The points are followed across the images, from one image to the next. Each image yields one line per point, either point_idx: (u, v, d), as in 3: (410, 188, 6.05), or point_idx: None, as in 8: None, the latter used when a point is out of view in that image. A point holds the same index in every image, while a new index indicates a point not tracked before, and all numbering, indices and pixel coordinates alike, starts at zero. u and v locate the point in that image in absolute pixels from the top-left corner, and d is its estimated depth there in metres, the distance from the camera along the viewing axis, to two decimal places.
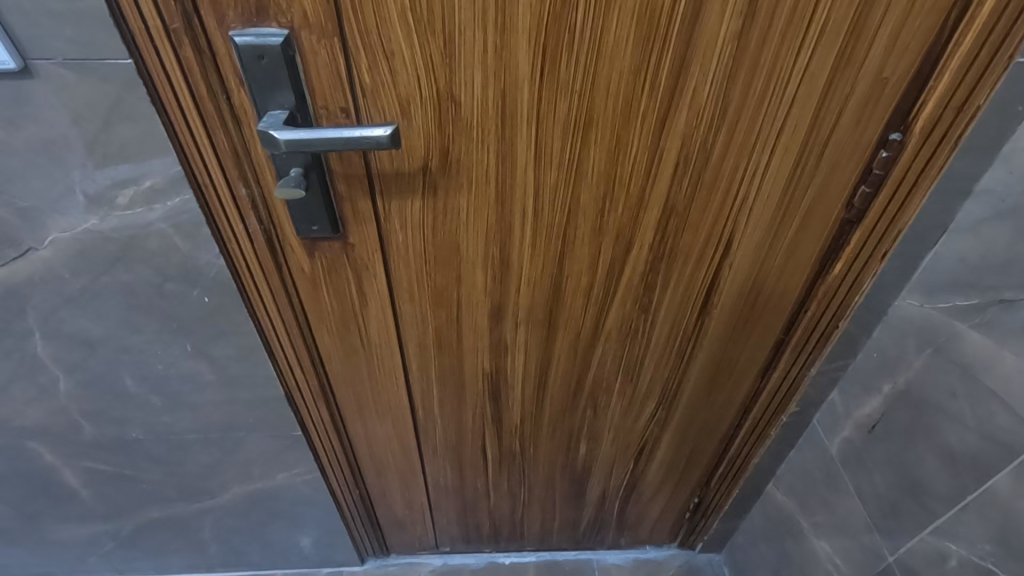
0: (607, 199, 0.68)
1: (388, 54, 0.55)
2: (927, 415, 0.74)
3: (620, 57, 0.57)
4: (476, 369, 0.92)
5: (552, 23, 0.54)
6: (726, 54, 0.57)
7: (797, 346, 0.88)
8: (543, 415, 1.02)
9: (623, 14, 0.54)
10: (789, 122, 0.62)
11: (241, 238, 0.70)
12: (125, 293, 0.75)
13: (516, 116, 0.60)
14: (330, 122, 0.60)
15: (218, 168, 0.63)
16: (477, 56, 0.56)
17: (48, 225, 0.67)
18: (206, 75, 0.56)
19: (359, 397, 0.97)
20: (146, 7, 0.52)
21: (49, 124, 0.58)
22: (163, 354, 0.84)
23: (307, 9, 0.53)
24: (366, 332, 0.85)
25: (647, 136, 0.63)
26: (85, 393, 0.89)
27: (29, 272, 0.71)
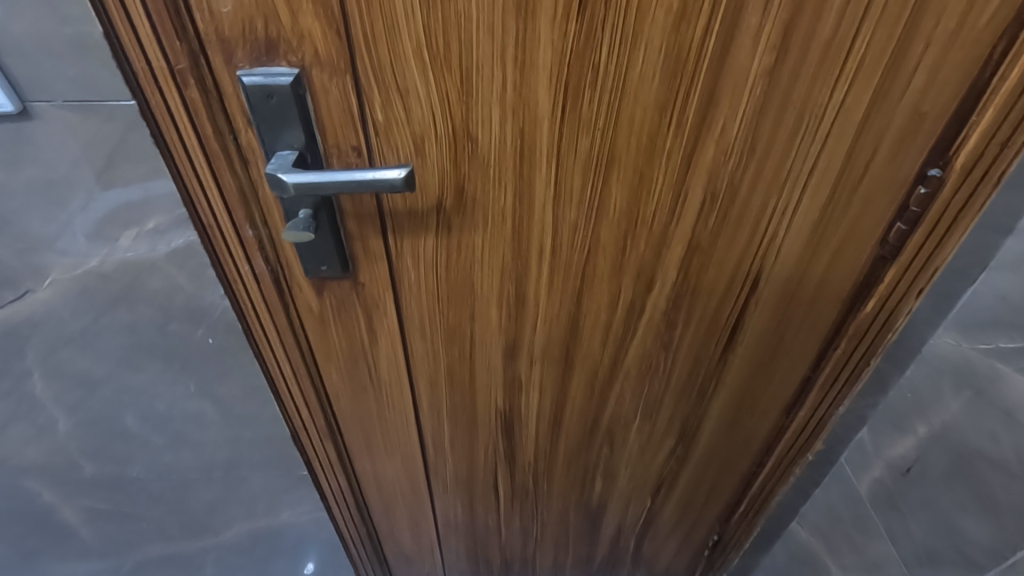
0: (628, 237, 0.66)
1: (402, 92, 0.53)
2: (970, 461, 0.70)
3: (645, 93, 0.54)
4: (489, 407, 0.89)
5: (574, 60, 0.51)
6: (757, 89, 0.54)
7: (825, 385, 0.86)
8: (557, 452, 0.98)
9: (650, 50, 0.51)
10: (821, 159, 0.60)
11: (247, 279, 0.67)
12: (127, 333, 0.72)
13: (535, 155, 0.58)
14: (340, 162, 0.57)
15: (223, 209, 0.60)
16: (495, 93, 0.53)
17: (46, 265, 0.64)
18: (212, 115, 0.53)
19: (367, 434, 0.94)
20: (149, 46, 0.49)
21: (50, 165, 0.56)
22: (165, 392, 0.81)
23: (318, 45, 0.50)
24: (376, 370, 0.82)
25: (672, 173, 0.60)
26: (84, 433, 0.86)
27: (28, 312, 0.69)
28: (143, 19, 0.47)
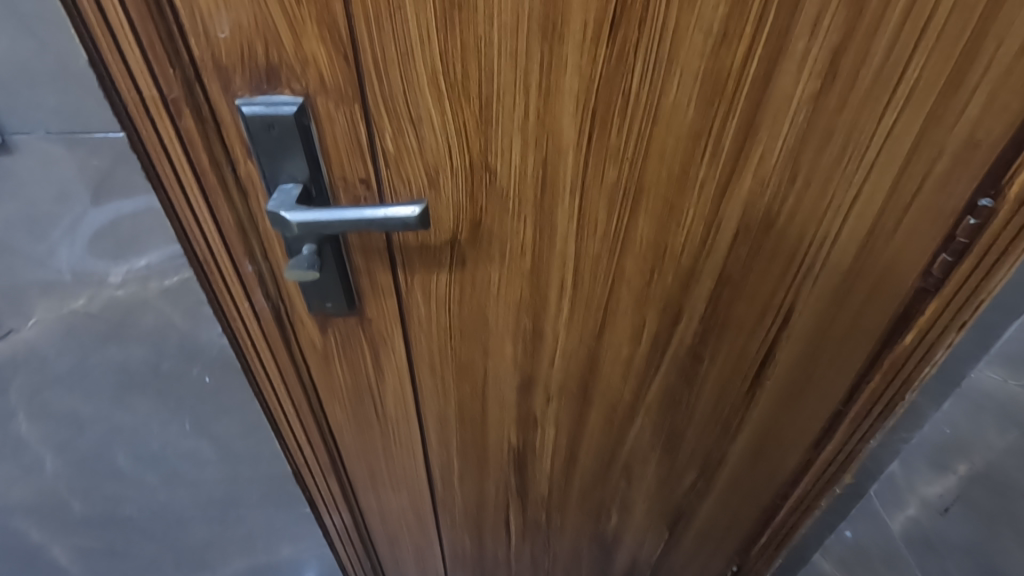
0: (655, 271, 0.61)
1: (415, 121, 0.48)
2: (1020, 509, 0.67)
3: (678, 121, 0.49)
4: (501, 443, 0.84)
5: (604, 87, 0.47)
6: (799, 115, 0.49)
7: (856, 419, 0.80)
8: (572, 486, 0.93)
9: (686, 75, 0.47)
10: (867, 190, 0.55)
11: (247, 316, 0.62)
12: (117, 373, 0.68)
13: (558, 187, 0.53)
14: (347, 195, 0.53)
15: (222, 246, 0.55)
16: (516, 121, 0.49)
17: (29, 305, 0.60)
18: (209, 146, 0.49)
19: (371, 467, 0.88)
20: (140, 77, 0.44)
21: (32, 202, 0.52)
22: (159, 432, 0.76)
23: (323, 71, 0.45)
24: (382, 407, 0.77)
25: (705, 204, 0.56)
26: (74, 473, 0.82)
27: (10, 353, 0.64)
28: (133, 47, 0.43)
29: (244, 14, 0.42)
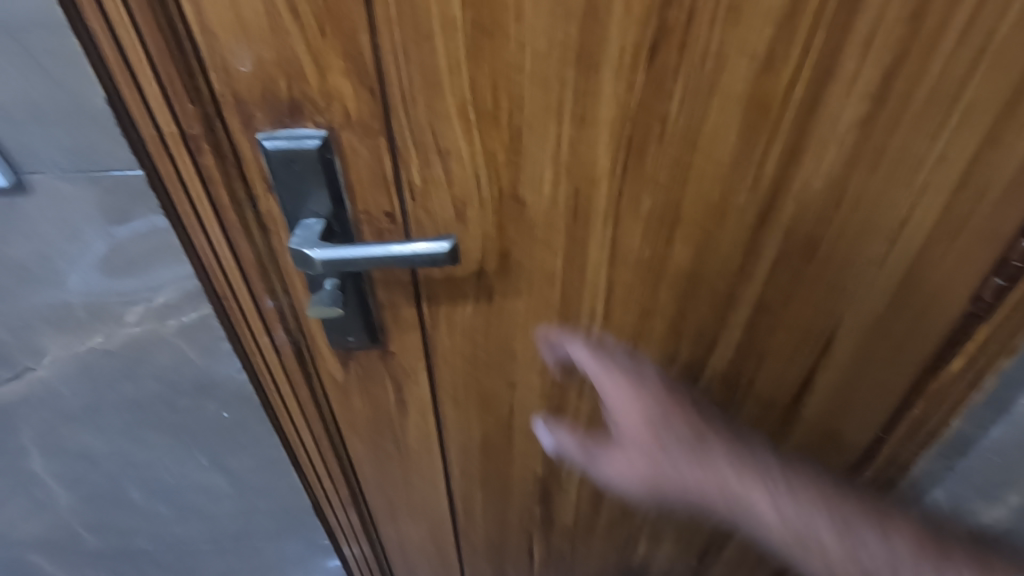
0: (690, 299, 0.59)
1: (442, 153, 0.46)
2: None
3: (720, 148, 0.47)
4: (525, 474, 0.81)
5: (641, 114, 0.45)
6: (847, 139, 0.47)
7: (895, 449, 0.75)
8: (598, 516, 0.90)
9: (730, 100, 0.44)
10: (918, 215, 0.53)
11: (266, 350, 0.60)
12: (132, 409, 0.66)
13: (590, 215, 0.51)
14: (370, 228, 0.51)
15: (241, 282, 0.53)
16: (548, 151, 0.47)
17: (44, 343, 0.59)
18: (228, 182, 0.47)
19: (391, 500, 0.85)
20: (158, 112, 0.42)
21: (47, 242, 0.51)
22: (174, 467, 0.75)
23: (348, 105, 0.43)
24: (404, 440, 0.74)
25: (745, 232, 0.53)
26: (87, 508, 0.80)
27: (25, 390, 0.63)
28: (151, 81, 0.41)
29: (265, 47, 0.41)
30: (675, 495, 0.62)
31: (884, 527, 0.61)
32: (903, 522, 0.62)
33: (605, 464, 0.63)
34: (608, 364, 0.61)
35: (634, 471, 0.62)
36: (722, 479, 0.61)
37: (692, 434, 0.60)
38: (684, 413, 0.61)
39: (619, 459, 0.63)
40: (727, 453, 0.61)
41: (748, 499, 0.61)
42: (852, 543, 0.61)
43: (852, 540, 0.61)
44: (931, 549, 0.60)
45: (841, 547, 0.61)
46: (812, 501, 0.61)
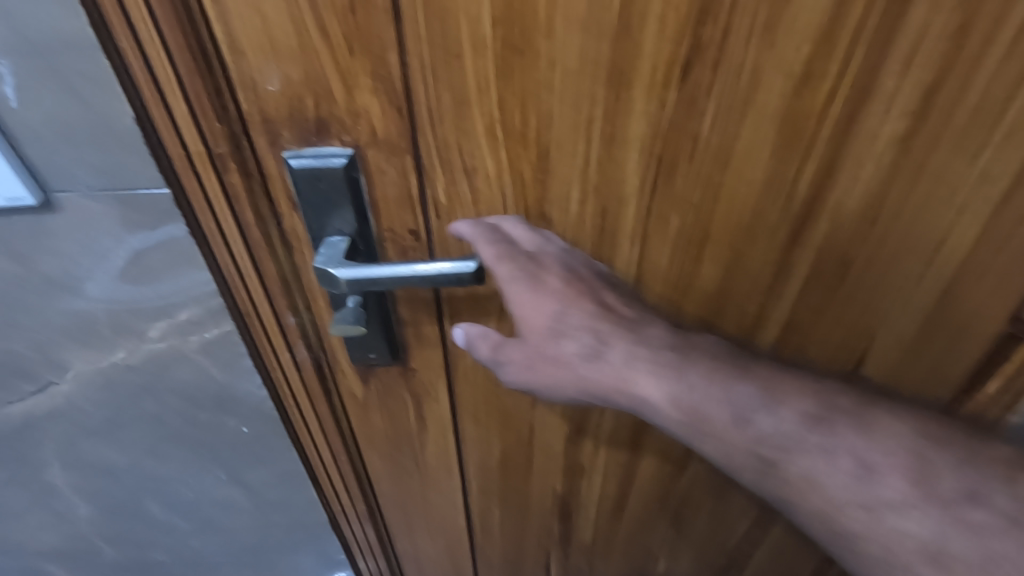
0: (717, 317, 0.57)
1: (468, 171, 0.46)
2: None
3: (752, 166, 0.46)
4: (545, 491, 0.80)
5: (672, 132, 0.44)
6: (885, 158, 0.45)
7: None
8: (617, 536, 0.88)
9: (763, 118, 0.43)
10: (958, 236, 0.49)
11: (287, 367, 0.59)
12: (153, 424, 0.66)
13: (618, 232, 0.50)
14: (395, 245, 0.50)
15: (264, 299, 0.53)
16: (576, 169, 0.46)
17: (67, 359, 0.59)
18: (254, 201, 0.47)
19: (409, 516, 0.84)
20: (186, 131, 0.42)
21: (73, 261, 0.51)
22: (193, 481, 0.75)
23: (375, 124, 0.43)
24: (422, 456, 0.73)
25: (775, 250, 0.51)
26: (106, 520, 0.79)
27: (48, 405, 0.64)
28: (180, 101, 0.41)
29: (294, 68, 0.40)
30: (564, 395, 0.51)
31: (774, 402, 0.46)
32: (797, 388, 0.47)
33: (509, 365, 0.52)
34: (513, 272, 0.47)
35: (519, 356, 0.51)
36: (621, 375, 0.48)
37: (591, 326, 0.48)
38: (580, 291, 0.49)
39: (509, 353, 0.51)
40: (633, 345, 0.48)
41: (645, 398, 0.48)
42: (752, 426, 0.46)
43: (752, 430, 0.46)
44: (841, 428, 0.45)
45: (735, 436, 0.46)
46: (718, 365, 0.47)
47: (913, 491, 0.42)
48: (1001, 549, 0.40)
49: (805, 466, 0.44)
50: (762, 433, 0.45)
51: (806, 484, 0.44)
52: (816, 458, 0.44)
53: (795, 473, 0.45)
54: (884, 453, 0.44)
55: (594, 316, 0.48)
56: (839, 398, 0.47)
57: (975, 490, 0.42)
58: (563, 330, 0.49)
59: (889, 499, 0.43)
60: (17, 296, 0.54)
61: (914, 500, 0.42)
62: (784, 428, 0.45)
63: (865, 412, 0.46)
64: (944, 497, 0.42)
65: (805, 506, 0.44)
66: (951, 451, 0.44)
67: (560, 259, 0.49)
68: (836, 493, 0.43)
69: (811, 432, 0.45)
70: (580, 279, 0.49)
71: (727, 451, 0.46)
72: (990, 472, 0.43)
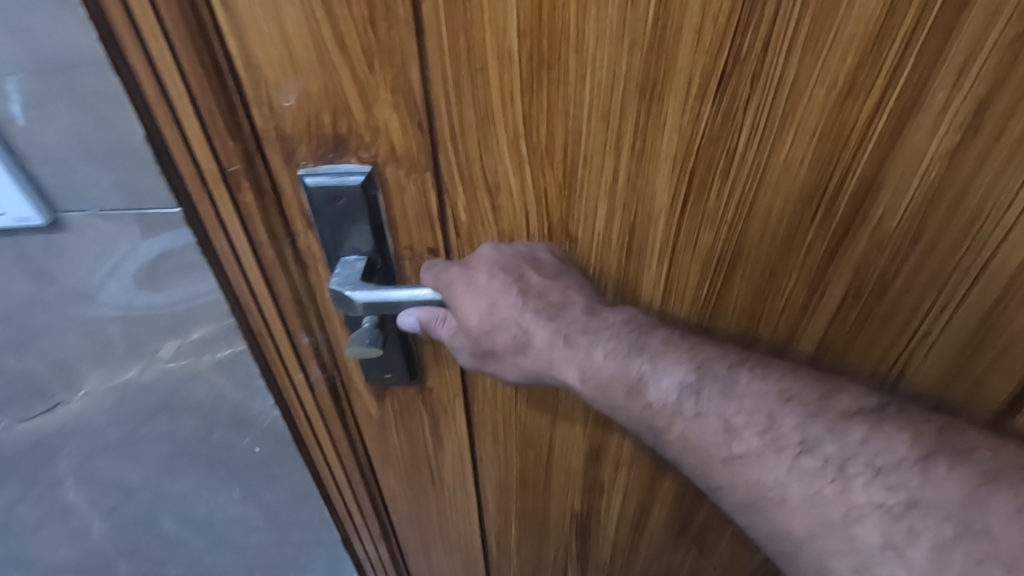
0: (748, 337, 0.54)
1: (491, 189, 0.44)
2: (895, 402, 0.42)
3: (788, 181, 0.43)
4: (564, 509, 0.77)
5: (705, 147, 0.42)
6: (932, 173, 0.42)
7: None
8: (636, 558, 0.84)
9: (802, 131, 0.41)
10: (998, 255, 0.45)
11: (300, 387, 0.58)
12: (165, 441, 0.71)
13: (645, 250, 0.48)
14: (413, 263, 0.49)
15: (278, 319, 0.51)
16: (604, 186, 0.44)
17: (82, 377, 0.65)
18: (268, 220, 0.45)
19: (424, 533, 0.82)
20: (199, 150, 0.41)
21: (123, 294, 0.60)
22: (206, 498, 0.78)
23: (395, 140, 0.41)
24: (439, 474, 0.71)
25: (811, 268, 0.49)
26: (120, 535, 0.79)
27: (60, 422, 0.68)
28: (192, 119, 0.39)
29: (311, 82, 0.39)
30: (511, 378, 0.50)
31: (657, 368, 0.45)
32: (680, 354, 0.45)
33: (461, 356, 0.50)
34: (450, 286, 0.46)
35: (465, 345, 0.49)
36: (550, 360, 0.47)
37: (516, 316, 0.47)
38: (507, 283, 0.46)
39: (456, 345, 0.49)
40: (554, 330, 0.47)
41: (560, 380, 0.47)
42: (639, 396, 0.45)
43: (640, 399, 0.45)
44: (710, 391, 0.43)
45: (627, 405, 0.45)
46: (618, 341, 0.46)
47: (760, 443, 0.41)
48: (825, 493, 0.38)
49: (681, 429, 0.44)
50: (648, 402, 0.44)
51: (688, 448, 0.44)
52: (691, 424, 0.43)
53: (674, 438, 0.44)
54: (745, 413, 0.42)
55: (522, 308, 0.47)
56: (717, 364, 0.45)
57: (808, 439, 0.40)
58: (495, 322, 0.47)
59: (739, 451, 0.41)
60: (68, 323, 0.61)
61: (762, 451, 0.41)
62: (667, 397, 0.44)
63: (741, 376, 0.44)
64: (780, 446, 0.40)
65: (689, 465, 0.44)
66: (799, 406, 0.42)
67: (491, 250, 0.46)
68: (710, 454, 0.43)
69: (682, 401, 0.44)
70: (506, 268, 0.46)
71: (623, 415, 0.46)
72: (828, 421, 0.41)
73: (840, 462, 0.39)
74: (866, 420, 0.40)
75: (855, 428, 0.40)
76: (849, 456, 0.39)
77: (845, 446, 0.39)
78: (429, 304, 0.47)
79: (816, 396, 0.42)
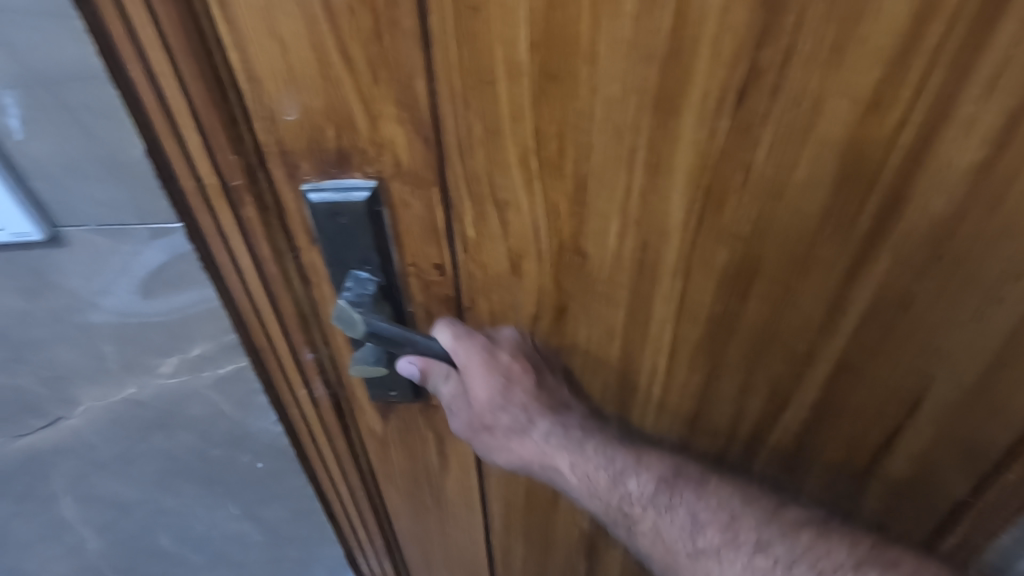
0: (763, 357, 0.53)
1: (500, 205, 0.43)
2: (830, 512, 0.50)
3: (808, 198, 0.42)
4: (570, 528, 0.75)
5: (722, 163, 0.40)
6: (958, 190, 0.41)
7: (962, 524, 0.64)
8: None
9: (824, 146, 0.39)
10: (1001, 311, 0.47)
11: (303, 403, 0.57)
12: (167, 458, 0.64)
13: (657, 269, 0.46)
14: (419, 279, 0.47)
15: (280, 335, 0.50)
16: (616, 202, 0.42)
17: (75, 395, 0.57)
18: (271, 235, 0.44)
19: (427, 551, 0.80)
20: (200, 164, 0.40)
21: (97, 304, 0.50)
22: (207, 516, 0.73)
23: (400, 155, 0.40)
24: (443, 492, 0.70)
25: (831, 287, 0.47)
26: (116, 552, 0.77)
27: (57, 439, 0.61)
28: (194, 132, 0.38)
29: (314, 96, 0.37)
30: (496, 455, 0.55)
31: (640, 466, 0.52)
32: (657, 458, 0.53)
33: (454, 419, 0.54)
34: (473, 356, 0.49)
35: (461, 416, 0.53)
36: (544, 450, 0.53)
37: (524, 403, 0.52)
38: (524, 367, 0.51)
39: (453, 412, 0.53)
40: (553, 423, 0.53)
41: (554, 464, 0.53)
42: (620, 487, 0.51)
43: (621, 491, 0.51)
44: (682, 491, 0.51)
45: (608, 492, 0.51)
46: (607, 441, 0.53)
47: (720, 538, 0.48)
48: None
49: (653, 521, 0.50)
50: (627, 494, 0.51)
51: (655, 540, 0.50)
52: (662, 517, 0.50)
53: (644, 529, 0.50)
54: (710, 511, 0.50)
55: (530, 394, 0.52)
56: (690, 467, 0.53)
57: (763, 540, 0.47)
58: (503, 406, 0.52)
59: (702, 546, 0.48)
60: (47, 338, 0.52)
61: (722, 547, 0.48)
62: (643, 493, 0.51)
63: (710, 481, 0.52)
64: (739, 543, 0.48)
65: (654, 556, 0.50)
66: (753, 509, 0.49)
67: (513, 335, 0.51)
68: (674, 545, 0.49)
69: (657, 496, 0.50)
70: (527, 357, 0.52)
71: (599, 506, 0.52)
72: (781, 529, 0.48)
73: (786, 564, 0.46)
74: (811, 530, 0.48)
75: (802, 535, 0.48)
76: (794, 558, 0.46)
77: (791, 549, 0.47)
78: (437, 360, 0.49)
79: (765, 504, 0.50)
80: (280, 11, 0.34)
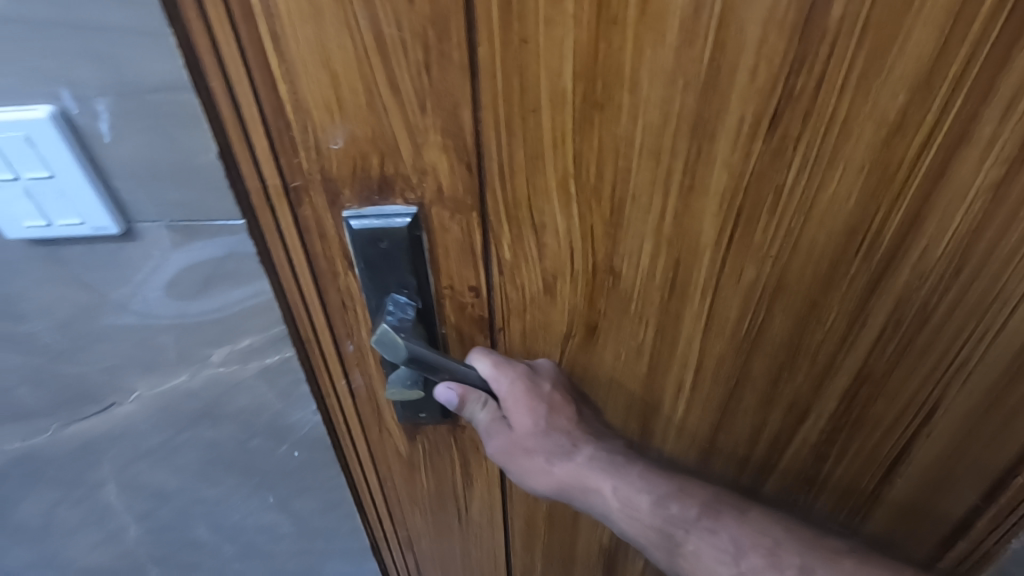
0: (786, 368, 0.54)
1: (538, 228, 0.45)
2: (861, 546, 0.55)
3: (833, 215, 0.44)
4: (591, 543, 0.77)
5: (754, 183, 0.42)
6: (978, 205, 0.43)
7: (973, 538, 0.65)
8: None
9: (850, 166, 0.41)
10: (1013, 318, 0.49)
11: (342, 393, 0.59)
12: (208, 449, 0.67)
13: (688, 285, 0.49)
14: (454, 301, 0.50)
15: (326, 326, 0.53)
16: (650, 221, 0.45)
17: (130, 382, 0.60)
18: (325, 235, 0.46)
19: (447, 569, 0.82)
20: (266, 166, 0.43)
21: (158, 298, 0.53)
22: (242, 507, 0.76)
23: (442, 181, 0.43)
24: (467, 513, 0.72)
25: (853, 301, 0.49)
26: (154, 540, 0.80)
27: (109, 425, 0.65)
28: (264, 139, 0.42)
29: (359, 125, 0.41)
30: (534, 483, 0.56)
31: (681, 493, 0.55)
32: (699, 486, 0.56)
33: (489, 442, 0.55)
34: (515, 382, 0.51)
35: (502, 442, 0.54)
36: (583, 472, 0.55)
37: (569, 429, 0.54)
38: (565, 397, 0.54)
39: (491, 439, 0.54)
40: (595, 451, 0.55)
41: (597, 487, 0.54)
42: (662, 509, 0.54)
43: (664, 514, 0.54)
44: (724, 517, 0.54)
45: (653, 515, 0.54)
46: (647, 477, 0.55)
47: (763, 561, 0.52)
48: None
49: (696, 544, 0.53)
50: (671, 516, 0.54)
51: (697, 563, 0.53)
52: (706, 539, 0.53)
53: (687, 551, 0.53)
54: (752, 536, 0.53)
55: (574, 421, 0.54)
56: (727, 496, 0.56)
57: (807, 565, 0.52)
58: (547, 431, 0.54)
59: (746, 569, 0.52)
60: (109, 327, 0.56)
61: (765, 568, 0.52)
62: (686, 516, 0.54)
63: (750, 509, 0.56)
64: (782, 567, 0.52)
65: None
66: (798, 539, 0.54)
67: (550, 365, 0.54)
68: (717, 567, 0.52)
69: (700, 521, 0.54)
70: (563, 386, 0.54)
71: (643, 533, 0.54)
72: (823, 554, 0.52)
73: None
74: (853, 558, 0.53)
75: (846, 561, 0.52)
76: None
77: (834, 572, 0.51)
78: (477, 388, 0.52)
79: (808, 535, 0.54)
80: (329, 42, 0.37)
